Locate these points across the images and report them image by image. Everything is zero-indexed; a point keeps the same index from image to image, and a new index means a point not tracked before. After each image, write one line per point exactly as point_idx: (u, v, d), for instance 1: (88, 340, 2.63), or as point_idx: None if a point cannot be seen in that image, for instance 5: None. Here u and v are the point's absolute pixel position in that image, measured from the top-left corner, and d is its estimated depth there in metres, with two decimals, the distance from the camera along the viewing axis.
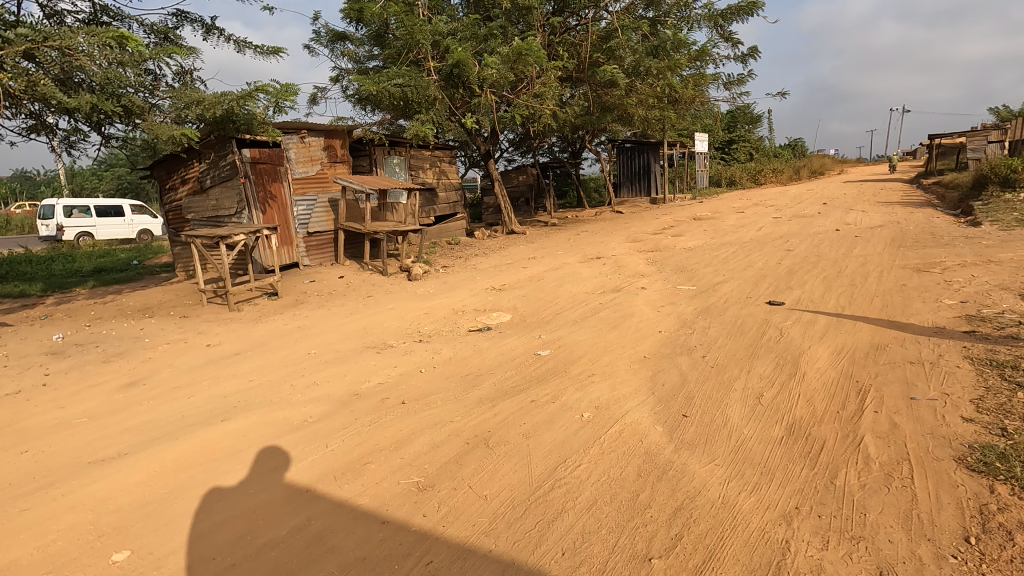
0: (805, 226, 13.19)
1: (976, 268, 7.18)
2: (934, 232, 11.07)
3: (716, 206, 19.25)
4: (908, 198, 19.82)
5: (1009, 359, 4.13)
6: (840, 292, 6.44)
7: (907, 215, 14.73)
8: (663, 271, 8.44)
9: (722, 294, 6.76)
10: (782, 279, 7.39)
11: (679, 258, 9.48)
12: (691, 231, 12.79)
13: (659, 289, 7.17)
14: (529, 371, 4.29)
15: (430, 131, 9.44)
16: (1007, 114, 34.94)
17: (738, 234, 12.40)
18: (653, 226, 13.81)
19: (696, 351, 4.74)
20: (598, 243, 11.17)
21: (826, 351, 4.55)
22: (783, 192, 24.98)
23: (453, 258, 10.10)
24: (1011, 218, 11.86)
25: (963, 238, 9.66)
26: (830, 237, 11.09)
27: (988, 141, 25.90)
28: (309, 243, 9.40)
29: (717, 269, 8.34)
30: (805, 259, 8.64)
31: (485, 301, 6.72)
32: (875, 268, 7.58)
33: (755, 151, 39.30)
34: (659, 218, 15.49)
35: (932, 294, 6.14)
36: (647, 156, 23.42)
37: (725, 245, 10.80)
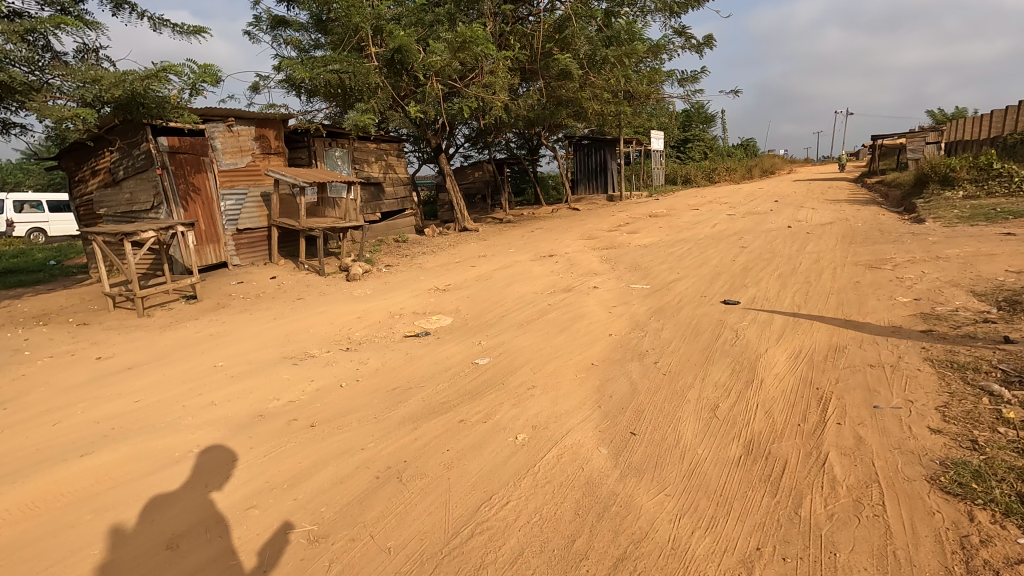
0: (758, 223, 13.19)
1: (926, 265, 7.13)
2: (881, 228, 11.17)
3: (672, 203, 19.23)
4: (854, 196, 20.32)
5: (970, 361, 3.91)
6: (795, 290, 6.23)
7: (854, 212, 14.98)
8: (616, 269, 8.12)
9: (676, 293, 6.46)
10: (736, 276, 7.17)
11: (634, 256, 9.21)
12: (646, 228, 12.58)
13: (612, 288, 6.82)
14: (463, 384, 3.82)
15: (371, 121, 8.69)
16: (942, 117, 36.60)
17: (693, 230, 12.27)
18: (608, 223, 13.57)
19: (647, 356, 4.38)
20: (552, 241, 10.79)
21: (783, 355, 4.26)
22: (737, 190, 25.35)
23: (399, 257, 9.52)
24: (953, 215, 12.12)
25: (910, 235, 9.74)
26: (783, 234, 11.05)
27: (926, 142, 26.99)
28: (238, 241, 8.64)
29: (671, 267, 8.07)
30: (759, 256, 8.48)
31: (427, 302, 6.22)
32: (828, 264, 7.45)
33: (709, 150, 39.99)
34: (615, 215, 15.29)
35: (886, 291, 5.99)
36: (603, 154, 23.28)
37: (680, 242, 10.61)
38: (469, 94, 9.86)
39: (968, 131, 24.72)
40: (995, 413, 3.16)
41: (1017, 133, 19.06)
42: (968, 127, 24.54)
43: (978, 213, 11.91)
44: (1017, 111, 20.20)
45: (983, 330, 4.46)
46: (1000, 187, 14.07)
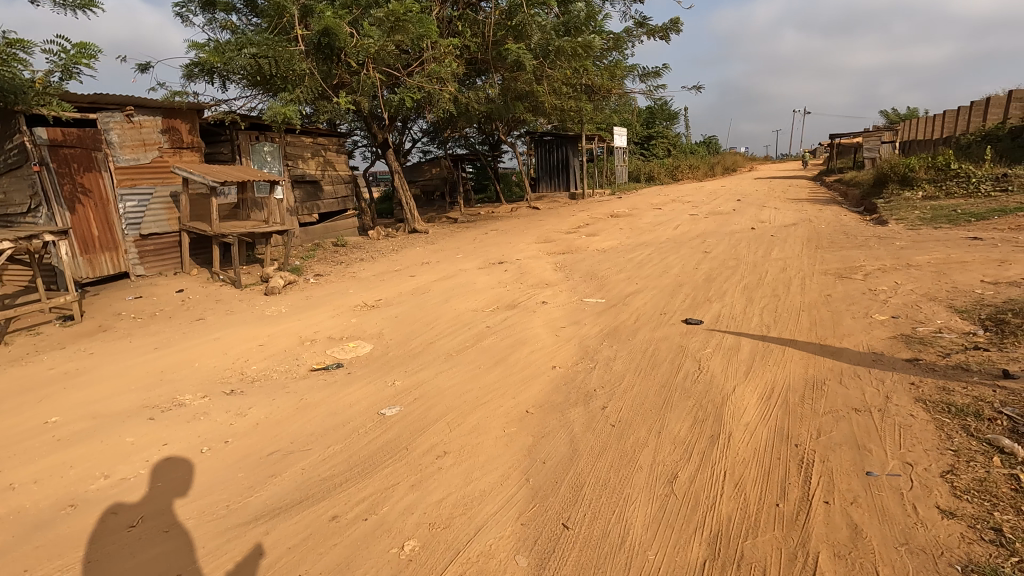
0: (721, 225, 12.70)
1: (898, 274, 6.64)
2: (846, 231, 10.79)
3: (634, 202, 18.67)
4: (814, 195, 20.22)
5: (970, 403, 3.31)
6: (763, 306, 5.63)
7: (816, 213, 14.71)
8: (570, 279, 7.39)
9: (633, 309, 5.77)
10: (699, 288, 6.54)
11: (591, 262, 8.51)
12: (605, 230, 11.94)
13: (563, 303, 6.09)
14: (358, 447, 3.00)
15: (295, 113, 7.59)
16: (896, 117, 37.41)
17: (655, 232, 11.70)
18: (567, 224, 12.87)
19: (594, 397, 3.65)
20: (505, 245, 10.03)
21: (755, 395, 3.58)
22: (699, 189, 25.07)
23: (331, 264, 8.59)
24: (914, 217, 11.88)
25: (876, 238, 9.34)
26: (746, 237, 10.56)
27: (882, 142, 27.34)
28: (142, 248, 7.57)
29: (630, 276, 7.41)
30: (723, 263, 7.89)
31: (348, 323, 5.36)
32: (796, 274, 6.90)
33: (672, 147, 39.84)
34: (575, 216, 14.60)
35: (860, 306, 5.44)
36: (565, 150, 22.56)
37: (641, 246, 9.99)
38: (411, 85, 8.94)
39: (922, 131, 25.08)
40: (1014, 482, 2.54)
41: (969, 133, 19.26)
42: (922, 127, 24.90)
43: (939, 215, 11.70)
44: (969, 112, 20.46)
45: (975, 358, 3.89)
46: (957, 188, 14.01)
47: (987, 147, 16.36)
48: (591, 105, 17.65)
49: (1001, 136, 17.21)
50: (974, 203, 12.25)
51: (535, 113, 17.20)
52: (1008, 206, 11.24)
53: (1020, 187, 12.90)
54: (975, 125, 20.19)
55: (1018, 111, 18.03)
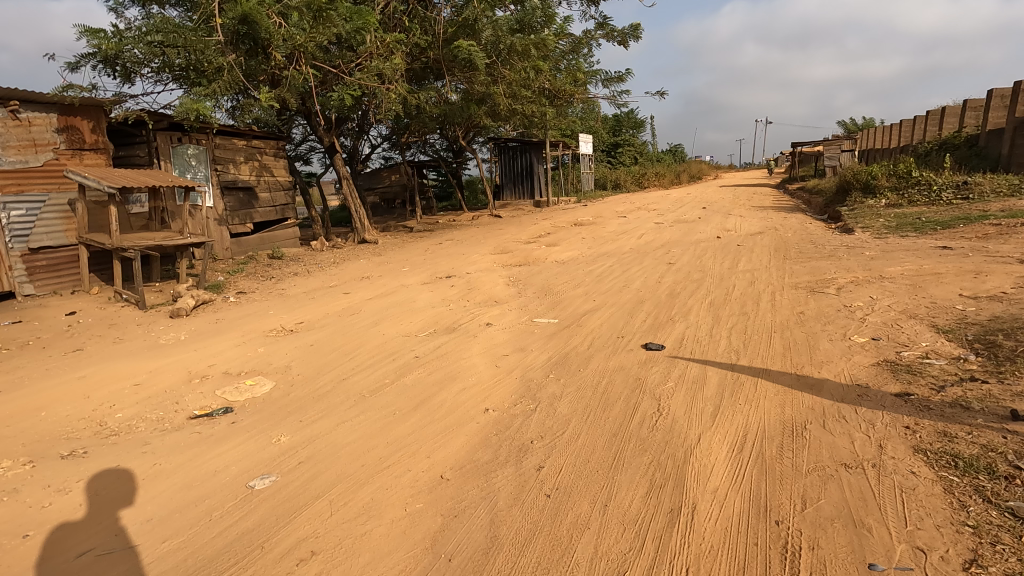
0: (686, 233, 12.28)
1: (872, 288, 6.18)
2: (813, 240, 10.43)
3: (599, 210, 18.16)
4: (777, 203, 20.13)
5: (979, 453, 2.73)
6: (732, 326, 5.05)
7: (781, 221, 14.47)
8: (522, 295, 6.70)
9: (588, 331, 5.11)
10: (662, 305, 5.93)
11: (547, 276, 7.84)
12: (566, 239, 11.33)
13: (511, 325, 5.39)
14: (203, 543, 2.23)
15: (210, 110, 6.71)
16: (854, 126, 38.27)
17: (618, 242, 11.16)
18: (526, 234, 12.22)
19: (530, 452, 2.96)
20: (457, 256, 9.31)
21: (724, 447, 2.94)
22: (665, 196, 24.82)
23: (260, 280, 7.72)
24: (879, 225, 11.67)
25: (844, 248, 8.97)
26: (713, 246, 10.08)
27: (842, 150, 27.74)
28: (32, 264, 6.57)
29: (588, 291, 6.76)
30: (687, 275, 7.34)
31: (252, 353, 4.54)
32: (765, 288, 6.37)
33: (639, 155, 39.79)
34: (536, 225, 13.96)
35: (837, 326, 4.91)
36: (529, 157, 21.98)
37: (602, 257, 9.39)
38: (350, 83, 8.15)
39: (880, 140, 25.47)
40: None
41: (927, 141, 19.48)
42: (880, 136, 25.29)
43: (904, 223, 11.49)
44: (925, 120, 20.77)
45: (973, 393, 3.35)
46: (919, 195, 13.94)
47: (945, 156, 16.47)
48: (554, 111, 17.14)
49: (957, 144, 17.40)
50: (937, 211, 12.11)
51: (495, 118, 16.57)
52: (972, 214, 11.11)
53: (980, 195, 12.87)
54: (931, 133, 20.48)
55: (973, 120, 18.29)
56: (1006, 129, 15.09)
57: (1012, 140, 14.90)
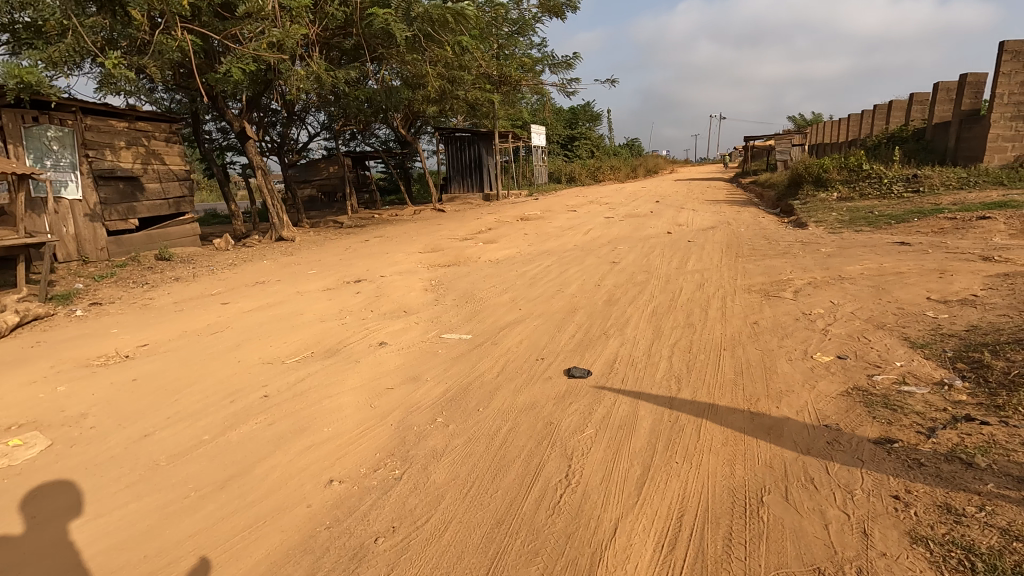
0: (636, 229, 11.53)
1: (831, 291, 5.47)
2: (766, 235, 9.83)
3: (549, 204, 17.29)
4: (730, 197, 19.77)
5: (1004, 546, 1.90)
6: (674, 342, 4.20)
7: (734, 215, 13.96)
8: (438, 303, 5.71)
9: (503, 352, 4.16)
10: (596, 314, 5.04)
11: (474, 279, 6.87)
12: (506, 236, 10.39)
13: (411, 344, 4.38)
14: None
15: (45, 79, 5.45)
16: (803, 122, 38.82)
17: (562, 238, 10.30)
18: (465, 230, 11.22)
19: (365, 565, 1.98)
20: (379, 256, 8.24)
21: (648, 545, 2.04)
22: (619, 190, 24.21)
23: (129, 287, 6.45)
24: (833, 219, 11.21)
25: (799, 244, 8.35)
26: (662, 243, 9.33)
27: (792, 144, 27.84)
28: None
29: (515, 297, 5.82)
30: (630, 277, 6.50)
31: (43, 395, 3.38)
32: (715, 293, 5.57)
33: (595, 149, 39.24)
34: (478, 220, 12.98)
35: (797, 340, 4.12)
36: (477, 148, 20.95)
37: (542, 255, 8.49)
38: (241, 53, 6.99)
39: (829, 134, 25.60)
40: None
41: (875, 135, 19.47)
42: (829, 130, 25.40)
43: (857, 217, 11.06)
44: (873, 114, 20.81)
45: (973, 439, 2.56)
46: (870, 188, 13.65)
47: (893, 149, 16.37)
48: (499, 97, 16.16)
49: (905, 138, 17.37)
50: (889, 204, 11.76)
51: (437, 105, 15.48)
52: (924, 207, 10.75)
53: (931, 188, 12.63)
54: (879, 127, 20.53)
55: (919, 114, 18.30)
56: (953, 122, 15.01)
57: (959, 133, 14.83)
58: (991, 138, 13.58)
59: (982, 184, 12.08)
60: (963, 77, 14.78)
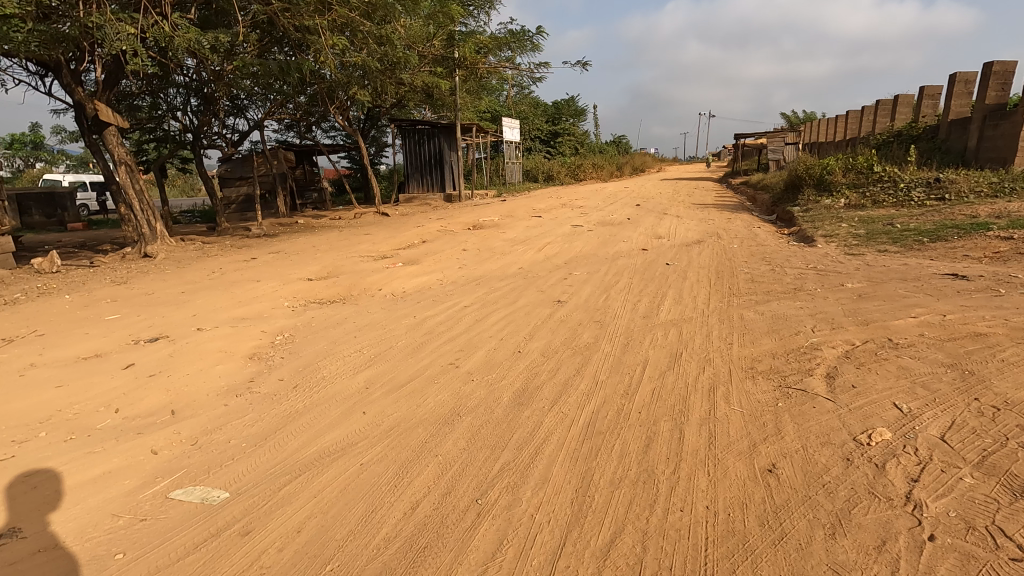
0: (605, 242, 9.43)
1: (892, 379, 3.31)
2: (765, 255, 7.74)
3: (513, 208, 15.08)
4: (720, 201, 17.75)
5: None
6: (606, 540, 2.02)
7: (725, 224, 11.91)
8: (249, 391, 3.50)
9: (246, 566, 1.97)
10: (488, 431, 2.86)
11: (347, 331, 4.67)
12: (437, 254, 8.18)
13: (84, 531, 2.17)
14: None
15: None
16: (796, 120, 37.02)
17: (508, 256, 8.16)
18: (391, 245, 8.99)
19: None
20: (242, 287, 6.03)
21: None
22: (598, 192, 22.14)
23: None
24: (846, 234, 9.16)
25: (813, 272, 6.26)
26: (633, 267, 7.20)
27: (785, 144, 26.03)
28: None
29: (379, 377, 3.60)
30: (572, 335, 4.31)
31: None
32: (699, 377, 3.40)
33: (579, 146, 37.05)
34: (417, 230, 10.73)
35: (863, 544, 1.95)
36: (437, 142, 18.67)
37: (469, 286, 6.28)
38: None
39: (826, 132, 23.71)
40: None
41: (879, 133, 17.54)
42: (826, 128, 23.50)
43: (875, 232, 9.01)
44: (875, 110, 18.90)
45: None
46: (884, 194, 11.62)
47: (902, 148, 14.41)
48: (446, 81, 14.23)
49: (914, 137, 15.43)
50: (912, 216, 9.72)
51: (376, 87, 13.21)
52: (959, 220, 8.71)
53: (957, 196, 10.62)
54: (882, 125, 18.61)
55: (930, 109, 16.37)
56: (974, 119, 13.06)
57: (980, 131, 12.87)
58: (1022, 136, 11.61)
59: (1019, 192, 10.10)
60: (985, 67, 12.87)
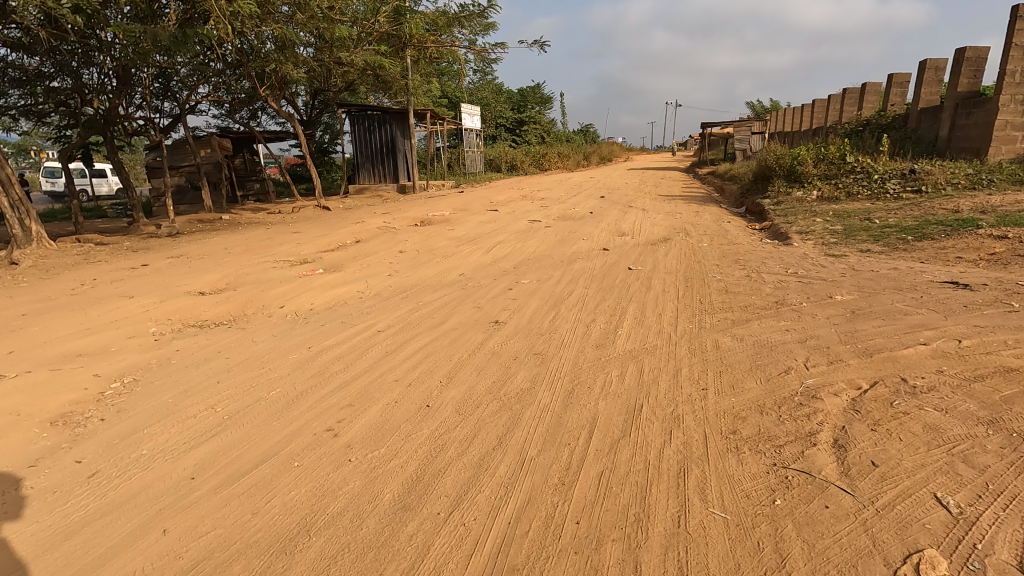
0: (562, 240, 8.51)
1: (926, 451, 2.42)
2: (738, 256, 6.93)
3: (469, 201, 14.03)
4: (687, 192, 17.07)
5: None
6: None
7: (692, 218, 11.14)
8: (19, 486, 2.41)
9: None
10: (343, 569, 1.86)
11: (215, 371, 3.60)
12: (368, 256, 7.09)
13: None
14: None
15: None
16: (761, 110, 36.92)
17: (450, 258, 7.15)
18: (318, 245, 7.86)
19: None
20: (107, 306, 4.88)
21: None
22: (562, 182, 21.26)
23: None
24: (823, 230, 8.45)
25: (794, 279, 5.44)
26: (590, 272, 6.26)
27: (752, 134, 25.58)
28: None
29: (216, 458, 2.53)
30: (503, 378, 3.32)
31: None
32: (667, 454, 2.45)
33: (545, 135, 36.13)
34: (355, 227, 9.59)
35: None
36: (389, 129, 17.40)
37: (393, 301, 5.24)
38: None
39: (792, 121, 23.33)
40: None
41: (847, 122, 17.11)
42: (792, 117, 23.11)
43: (853, 228, 8.32)
44: (842, 98, 18.46)
45: None
46: (857, 185, 11.00)
47: (872, 137, 13.90)
48: (389, 60, 13.10)
49: (884, 126, 14.97)
50: (890, 210, 9.09)
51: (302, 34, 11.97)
52: (942, 214, 8.07)
53: (934, 187, 10.04)
54: (850, 114, 18.19)
55: (899, 97, 15.95)
56: (945, 107, 12.58)
57: (952, 120, 12.40)
58: (997, 125, 11.13)
59: (998, 184, 9.57)
60: (957, 53, 12.38)
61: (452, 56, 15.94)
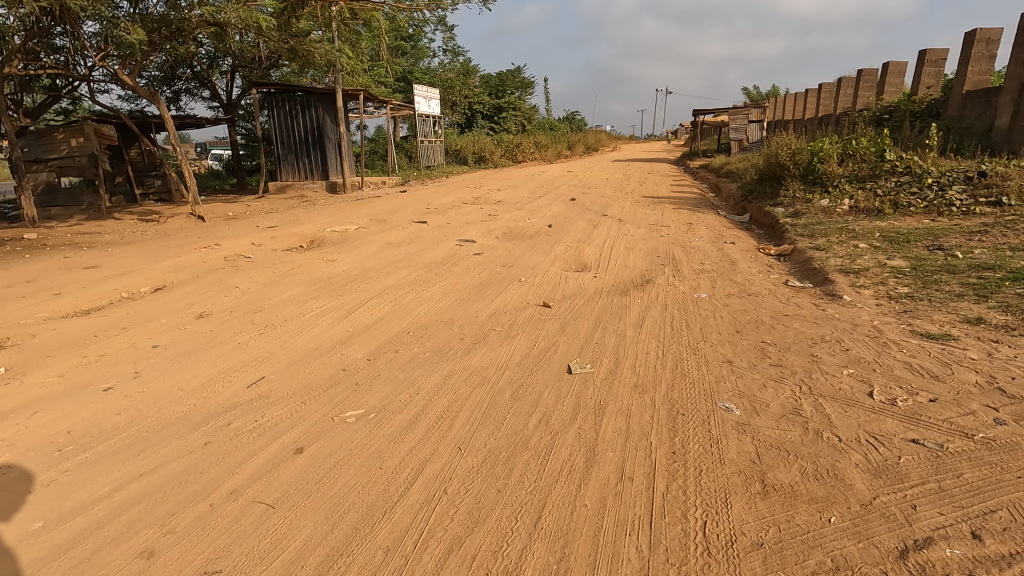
0: (485, 283, 5.63)
1: None
2: (762, 330, 4.06)
3: (400, 207, 11.07)
4: (676, 191, 14.27)
5: None
6: None
7: (682, 235, 8.33)
8: None
9: None
10: None
11: None
12: (129, 329, 4.13)
13: None
14: None
15: None
16: (756, 96, 34.18)
17: (275, 332, 4.21)
18: (84, 299, 4.90)
19: None
20: None
21: None
22: (532, 177, 18.37)
23: None
24: (883, 270, 5.63)
25: (905, 434, 2.55)
26: (495, 381, 3.35)
27: (749, 122, 22.86)
28: None
29: None
30: None
31: None
32: None
33: (525, 122, 33.17)
34: (195, 254, 6.59)
35: None
36: (314, 113, 14.33)
37: (9, 504, 2.32)
38: None
39: (795, 108, 20.58)
40: None
41: (867, 109, 14.36)
42: (795, 104, 20.37)
43: (928, 269, 5.49)
44: (857, 81, 15.65)
45: None
46: (905, 194, 8.17)
47: (906, 126, 11.08)
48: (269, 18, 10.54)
49: (917, 113, 12.18)
50: (970, 235, 6.37)
51: None
52: None
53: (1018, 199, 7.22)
54: (866, 100, 15.42)
55: (932, 79, 13.17)
56: (1006, 88, 9.70)
57: (1015, 106, 9.56)
58: None
59: None
60: None
61: (373, 21, 13.23)
